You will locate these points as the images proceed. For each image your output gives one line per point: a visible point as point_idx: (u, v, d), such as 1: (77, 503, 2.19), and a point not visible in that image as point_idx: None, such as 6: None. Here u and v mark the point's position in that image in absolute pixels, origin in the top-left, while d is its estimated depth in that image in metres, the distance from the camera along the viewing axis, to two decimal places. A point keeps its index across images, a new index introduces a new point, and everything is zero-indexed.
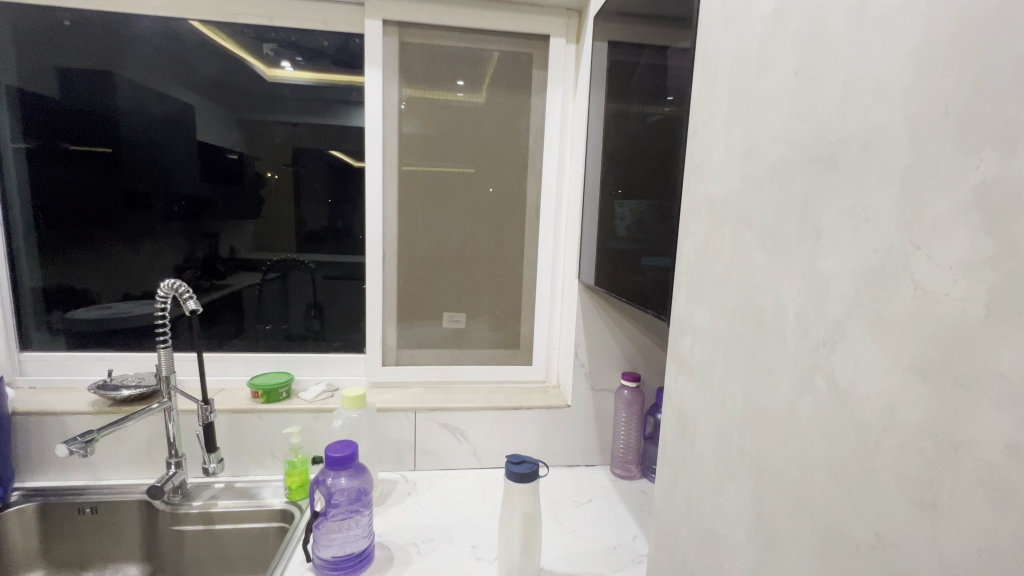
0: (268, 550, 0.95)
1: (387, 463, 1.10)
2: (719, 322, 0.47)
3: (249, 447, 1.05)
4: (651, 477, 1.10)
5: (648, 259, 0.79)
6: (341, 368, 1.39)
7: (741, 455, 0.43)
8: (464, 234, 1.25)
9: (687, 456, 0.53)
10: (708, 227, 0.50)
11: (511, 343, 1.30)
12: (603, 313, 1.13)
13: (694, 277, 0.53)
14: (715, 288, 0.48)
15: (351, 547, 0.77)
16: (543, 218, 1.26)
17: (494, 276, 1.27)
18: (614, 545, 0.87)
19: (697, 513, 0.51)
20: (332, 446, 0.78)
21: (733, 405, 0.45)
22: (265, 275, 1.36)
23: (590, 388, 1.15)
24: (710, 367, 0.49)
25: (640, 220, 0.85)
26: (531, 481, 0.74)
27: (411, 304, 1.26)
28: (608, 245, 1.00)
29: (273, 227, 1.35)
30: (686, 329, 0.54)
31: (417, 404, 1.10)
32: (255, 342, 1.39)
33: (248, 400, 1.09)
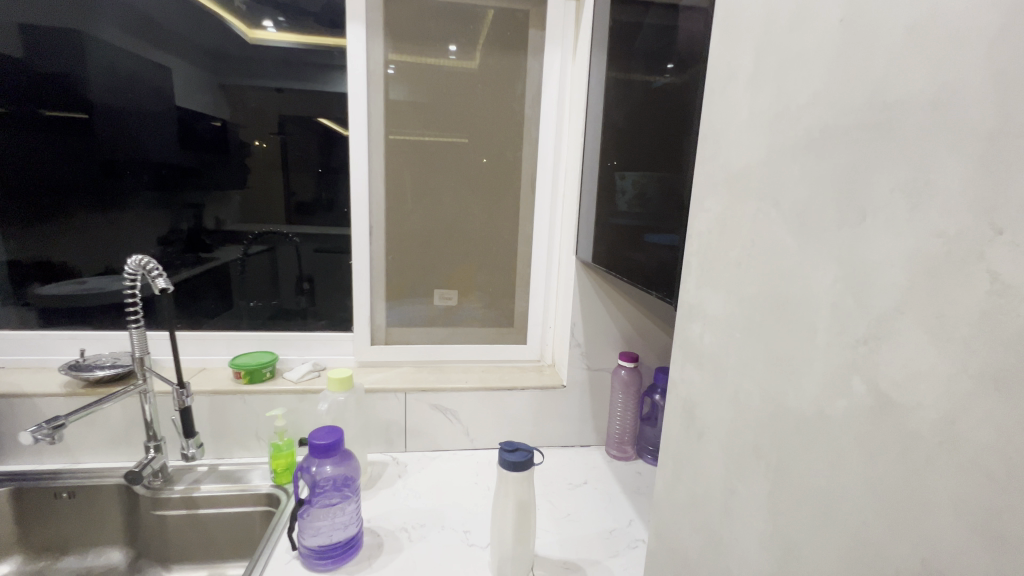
0: (254, 534, 0.92)
1: (376, 444, 1.07)
2: (735, 310, 0.43)
3: (233, 429, 1.01)
4: (647, 458, 1.08)
5: (651, 237, 0.74)
6: (328, 346, 1.35)
7: (757, 455, 0.40)
8: (455, 207, 1.18)
9: (693, 451, 0.50)
10: (725, 204, 0.45)
11: (504, 321, 1.26)
12: (601, 292, 1.08)
13: (706, 259, 0.49)
14: (731, 271, 0.44)
15: (339, 535, 0.74)
16: (539, 191, 1.20)
17: (487, 252, 1.22)
18: (610, 529, 0.85)
19: (703, 512, 0.48)
20: (315, 433, 0.74)
21: (750, 402, 0.41)
22: (248, 249, 1.29)
23: (586, 368, 1.11)
24: (723, 358, 0.45)
25: (644, 195, 0.80)
26: (525, 470, 0.70)
27: (401, 281, 1.20)
28: (608, 221, 0.95)
29: (260, 199, 1.27)
30: (696, 316, 0.50)
31: (408, 385, 1.06)
32: (239, 319, 1.33)
33: (230, 380, 1.05)
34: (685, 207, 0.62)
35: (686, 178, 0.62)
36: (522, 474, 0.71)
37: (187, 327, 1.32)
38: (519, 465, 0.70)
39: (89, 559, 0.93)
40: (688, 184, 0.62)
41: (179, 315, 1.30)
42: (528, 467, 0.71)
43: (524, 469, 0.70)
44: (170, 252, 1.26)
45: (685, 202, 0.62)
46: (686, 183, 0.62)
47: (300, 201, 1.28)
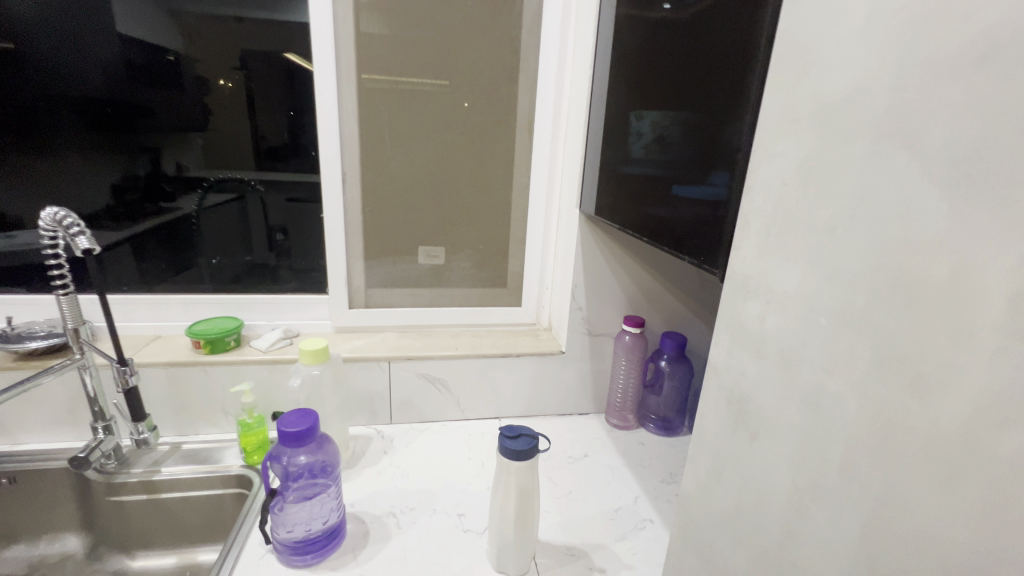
0: (226, 518, 0.84)
1: (359, 417, 0.98)
2: (824, 290, 0.33)
3: (197, 403, 0.91)
4: (649, 426, 1.02)
5: (680, 191, 0.63)
6: (300, 309, 1.20)
7: (847, 476, 0.31)
8: (442, 153, 1.04)
9: (743, 453, 0.42)
10: (812, 148, 0.34)
11: (496, 281, 1.15)
12: (606, 251, 0.98)
13: (774, 221, 0.38)
14: (818, 240, 0.34)
15: (317, 525, 0.67)
16: (538, 135, 1.05)
17: (479, 204, 1.09)
18: (614, 508, 0.79)
19: (755, 525, 0.40)
20: (286, 418, 0.64)
21: (840, 410, 0.32)
22: (204, 199, 1.12)
23: (587, 334, 1.02)
24: (797, 349, 0.36)
25: (670, 140, 0.67)
26: (529, 458, 0.62)
27: (381, 237, 1.07)
28: (620, 171, 0.82)
29: (224, 143, 1.10)
30: (755, 291, 0.40)
31: (392, 353, 0.96)
32: (199, 280, 1.18)
33: (189, 350, 0.93)
34: (738, 156, 0.50)
35: (742, 118, 0.50)
36: (525, 462, 0.62)
37: (141, 289, 1.16)
38: (523, 454, 0.62)
39: (41, 547, 0.83)
40: (744, 128, 0.50)
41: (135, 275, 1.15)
42: (532, 455, 0.63)
43: (528, 458, 0.62)
44: (128, 201, 1.09)
45: (739, 150, 0.50)
46: (742, 125, 0.50)
47: (263, 145, 1.11)
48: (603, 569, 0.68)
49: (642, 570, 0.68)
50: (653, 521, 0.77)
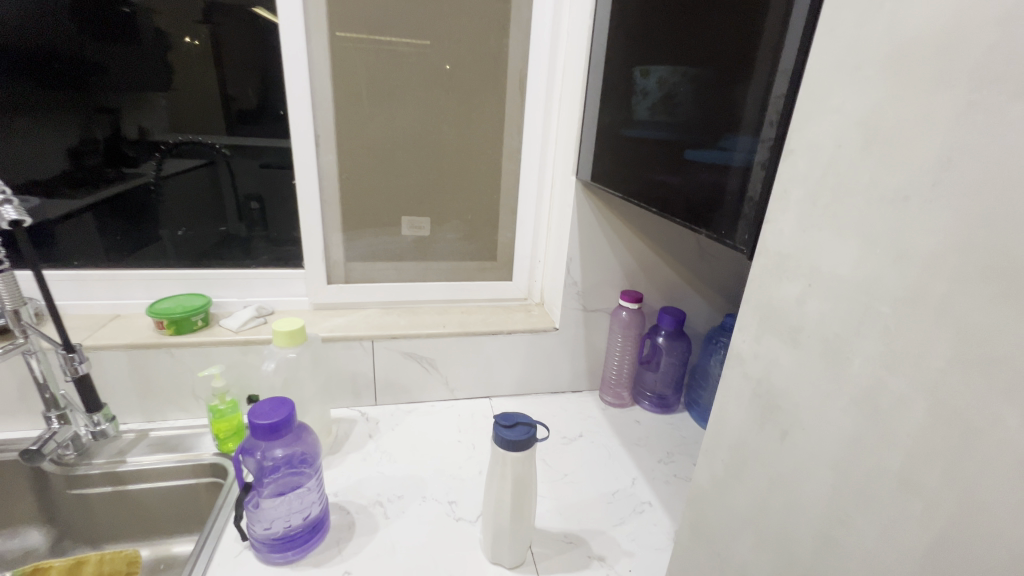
0: (201, 508, 0.79)
1: (341, 399, 0.92)
2: (889, 273, 0.28)
3: (163, 387, 0.84)
4: (645, 403, 0.99)
5: (695, 156, 0.56)
6: (275, 285, 1.10)
7: (909, 489, 0.27)
8: (426, 114, 0.95)
9: (772, 452, 0.37)
10: (883, 102, 0.28)
11: (485, 254, 1.09)
12: (603, 221, 0.92)
13: (822, 190, 0.32)
14: (883, 214, 0.28)
15: (297, 519, 0.62)
16: (530, 95, 0.97)
17: (468, 171, 1.01)
18: (611, 491, 0.77)
19: (782, 529, 0.36)
20: (258, 409, 0.59)
21: (903, 414, 0.27)
22: (167, 166, 1.00)
23: (582, 309, 0.98)
24: (847, 340, 0.31)
25: (682, 98, 0.60)
26: (527, 448, 0.58)
27: (359, 207, 0.99)
28: (622, 134, 0.75)
29: (188, 103, 0.96)
30: (793, 272, 0.35)
31: (375, 331, 0.90)
32: (160, 256, 1.07)
33: (152, 331, 0.85)
34: (768, 111, 0.43)
35: (772, 65, 0.43)
36: (522, 453, 0.58)
37: (103, 263, 1.05)
38: (519, 445, 0.57)
39: None
40: (775, 78, 0.42)
41: (98, 248, 1.03)
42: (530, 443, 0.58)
43: (525, 448, 0.58)
44: (88, 167, 0.97)
45: (768, 104, 0.43)
46: (770, 74, 0.43)
47: (231, 108, 0.98)
48: (602, 557, 0.65)
49: (642, 557, 0.65)
50: (652, 504, 0.74)
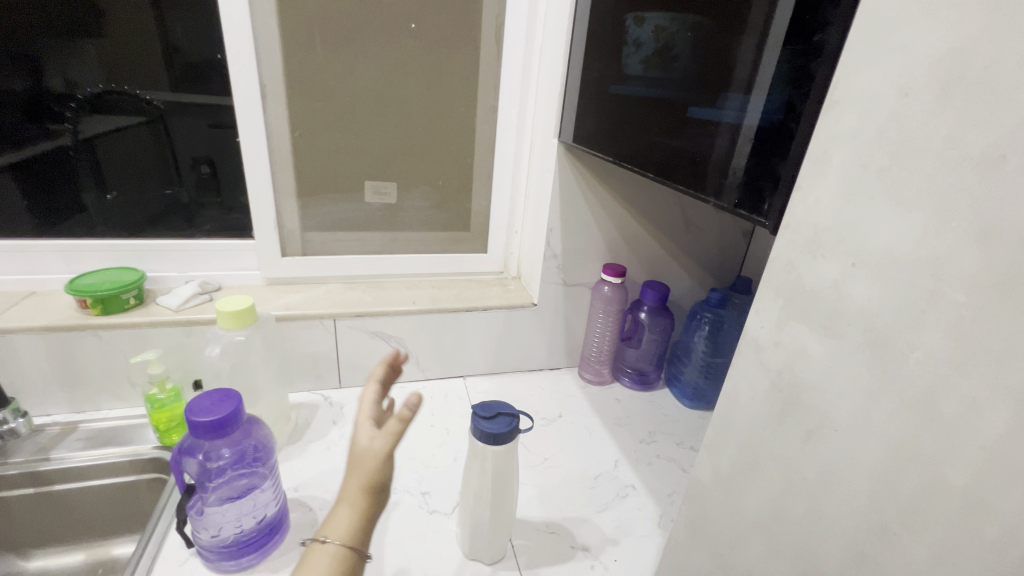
0: (144, 505, 0.72)
1: (300, 383, 0.85)
2: (966, 253, 0.23)
3: (91, 373, 0.74)
4: (625, 380, 0.96)
5: (703, 112, 0.47)
6: (218, 257, 0.93)
7: (977, 510, 0.23)
8: (390, 65, 0.84)
9: (793, 453, 0.33)
10: (973, 35, 0.22)
11: (456, 224, 1.01)
12: (585, 188, 0.85)
13: (876, 150, 0.27)
14: (968, 179, 0.23)
15: (251, 522, 0.55)
16: (508, 48, 0.87)
17: (438, 131, 0.92)
18: (594, 474, 0.73)
19: (802, 537, 0.33)
20: (197, 405, 0.50)
21: (973, 424, 0.23)
22: (98, 121, 0.81)
23: (561, 283, 0.92)
24: (900, 332, 0.26)
25: (684, 47, 0.52)
26: (507, 442, 0.53)
27: (316, 170, 0.89)
28: (612, 91, 0.68)
29: (120, 46, 0.77)
30: (831, 249, 0.30)
31: (337, 309, 0.82)
32: (89, 229, 0.88)
33: (74, 310, 0.74)
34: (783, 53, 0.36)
35: None
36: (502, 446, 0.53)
37: (28, 231, 0.85)
38: (499, 438, 0.52)
39: None
40: (787, 13, 0.36)
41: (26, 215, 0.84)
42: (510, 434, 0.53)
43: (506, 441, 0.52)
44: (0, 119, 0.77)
45: (785, 45, 0.36)
46: (805, 4, 0.34)
47: (174, 60, 0.80)
48: (587, 547, 0.62)
49: (627, 545, 0.62)
50: (636, 487, 0.71)
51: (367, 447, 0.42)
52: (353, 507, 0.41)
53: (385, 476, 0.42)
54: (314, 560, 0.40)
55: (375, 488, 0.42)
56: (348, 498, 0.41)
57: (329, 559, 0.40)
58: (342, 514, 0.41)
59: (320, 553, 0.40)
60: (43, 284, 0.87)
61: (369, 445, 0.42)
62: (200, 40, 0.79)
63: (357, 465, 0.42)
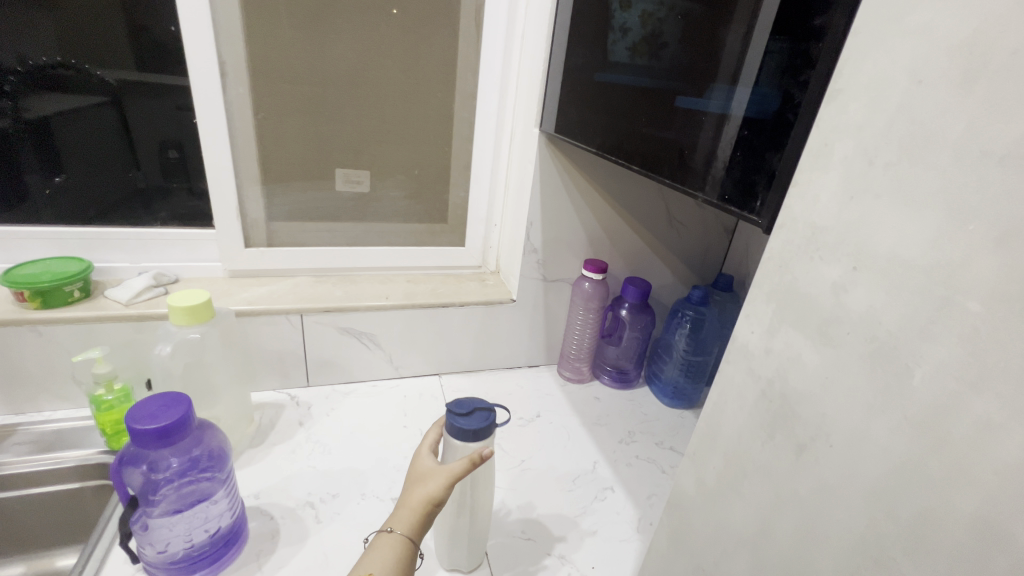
0: (90, 514, 0.67)
1: (264, 381, 0.80)
2: (982, 258, 0.21)
3: (31, 371, 0.69)
4: (604, 378, 0.94)
5: (691, 102, 0.44)
6: (176, 247, 0.87)
7: (988, 540, 0.21)
8: (363, 46, 0.79)
9: (783, 468, 0.31)
10: (1002, 15, 0.20)
11: (433, 216, 0.97)
12: (566, 181, 0.82)
13: (885, 144, 0.24)
14: (989, 176, 0.20)
15: (201, 535, 0.50)
16: (488, 32, 0.83)
17: (414, 118, 0.87)
18: (572, 476, 0.71)
19: (791, 557, 0.31)
20: (140, 412, 0.46)
21: (986, 446, 0.21)
22: (38, 99, 0.74)
23: (541, 279, 0.89)
24: (905, 343, 0.24)
25: (672, 33, 0.49)
26: (486, 438, 0.50)
27: (283, 156, 0.84)
28: (597, 79, 0.65)
29: (62, 15, 0.70)
30: (831, 251, 0.27)
31: (304, 303, 0.78)
32: (31, 217, 0.81)
33: (11, 303, 0.68)
34: (776, 40, 0.33)
35: None
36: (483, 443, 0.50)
37: None
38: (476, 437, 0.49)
39: None
40: None
41: None
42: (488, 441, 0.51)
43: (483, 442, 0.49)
44: None
45: (777, 32, 0.33)
46: None
47: (121, 33, 0.72)
48: (564, 553, 0.59)
49: (606, 550, 0.61)
50: (615, 489, 0.70)
51: (428, 467, 0.47)
52: (413, 508, 0.45)
53: (444, 495, 0.45)
54: (378, 548, 0.43)
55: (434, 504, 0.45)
56: (409, 501, 0.45)
57: (389, 549, 0.43)
58: (403, 513, 0.45)
59: (385, 541, 0.43)
60: None
61: (432, 467, 0.47)
62: (153, 12, 0.72)
63: (419, 480, 0.47)
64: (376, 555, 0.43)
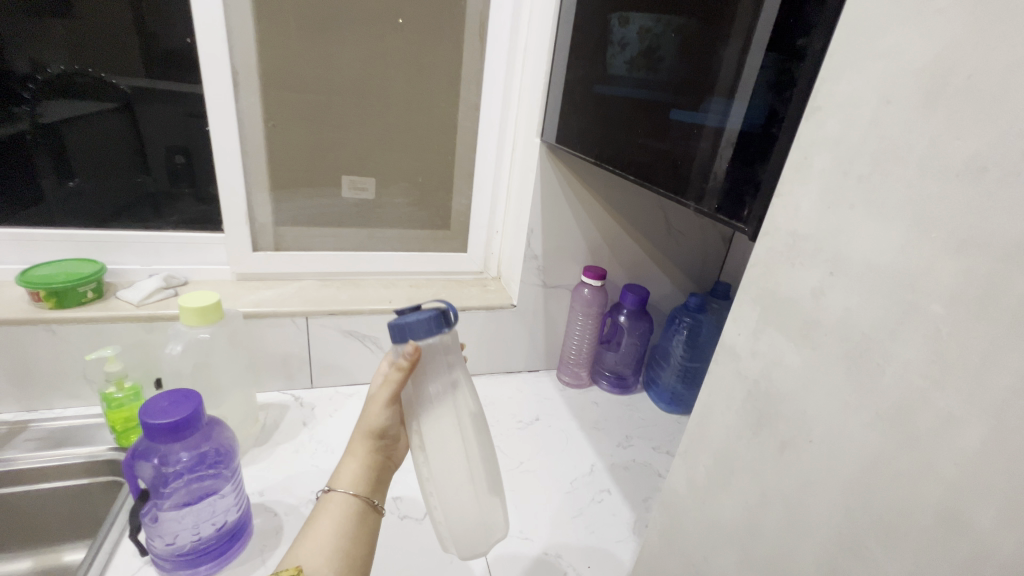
0: (98, 510, 0.68)
1: (270, 383, 0.82)
2: (944, 264, 0.22)
3: (43, 369, 0.70)
4: (603, 383, 0.96)
5: (687, 115, 0.46)
6: (185, 251, 0.89)
7: (951, 526, 0.22)
8: (370, 57, 0.82)
9: (768, 464, 0.32)
10: (958, 43, 0.22)
11: (436, 222, 0.99)
12: (566, 189, 0.84)
13: (858, 158, 0.26)
14: (951, 190, 0.22)
15: (208, 529, 0.51)
16: (492, 44, 0.86)
17: (419, 127, 0.90)
18: (569, 478, 0.72)
19: (777, 551, 0.32)
20: (153, 405, 0.48)
21: (949, 438, 0.22)
22: (55, 105, 0.76)
23: (541, 284, 0.91)
24: (876, 343, 0.26)
25: (669, 48, 0.52)
26: (420, 333, 0.44)
27: (291, 163, 0.86)
28: (595, 91, 0.67)
29: (81, 25, 0.72)
30: (810, 256, 0.29)
31: (309, 306, 0.79)
32: (46, 219, 0.83)
33: (27, 303, 0.70)
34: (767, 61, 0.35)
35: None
36: (425, 338, 0.44)
37: None
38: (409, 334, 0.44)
39: None
40: (771, 14, 0.35)
41: None
42: (448, 355, 0.47)
43: (438, 358, 0.46)
44: None
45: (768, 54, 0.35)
46: (788, 8, 0.33)
47: (136, 43, 0.75)
48: (560, 553, 0.61)
49: (602, 550, 0.62)
50: (611, 492, 0.71)
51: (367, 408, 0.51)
52: (354, 457, 0.50)
53: (379, 425, 0.49)
54: (326, 504, 0.48)
55: (374, 436, 0.50)
56: (353, 450, 0.50)
57: (334, 501, 0.47)
58: (348, 466, 0.50)
59: (328, 498, 0.48)
60: None
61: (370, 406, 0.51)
62: (168, 23, 0.75)
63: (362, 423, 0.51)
64: (323, 511, 0.47)
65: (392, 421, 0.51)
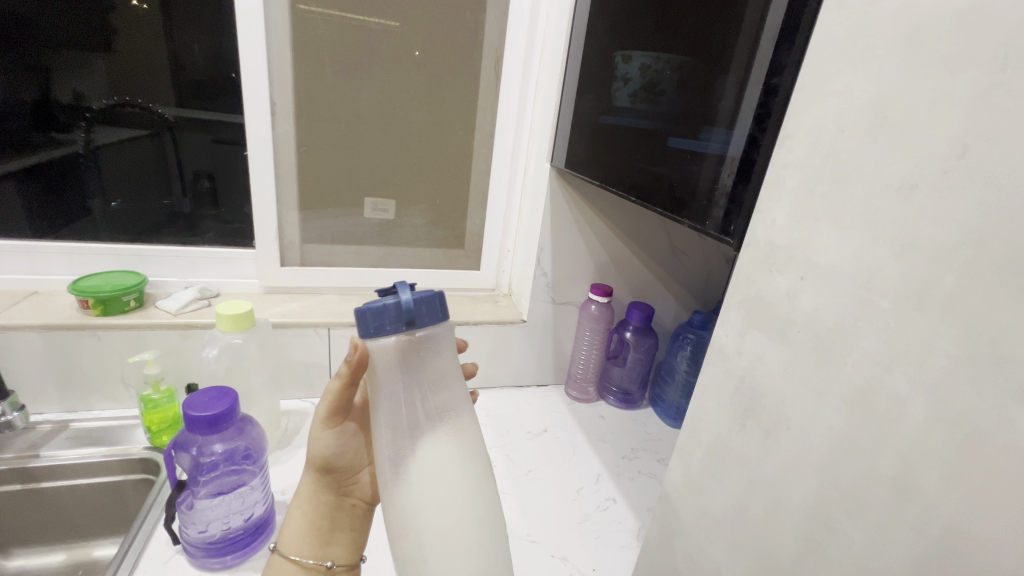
0: (130, 506, 0.72)
1: (292, 390, 0.87)
2: (890, 266, 0.27)
3: (87, 372, 0.76)
4: (609, 399, 0.98)
5: (683, 143, 0.52)
6: (217, 266, 0.95)
7: (904, 493, 0.26)
8: (394, 90, 0.89)
9: (754, 453, 0.36)
10: (893, 84, 0.26)
11: (452, 241, 1.05)
12: (575, 211, 0.90)
13: (820, 179, 0.31)
14: (892, 205, 0.26)
15: (237, 520, 0.56)
16: (507, 78, 0.93)
17: (437, 153, 0.96)
18: (576, 486, 0.75)
19: (762, 532, 0.35)
20: (196, 399, 0.53)
21: (900, 415, 0.26)
22: (106, 132, 0.84)
23: (550, 301, 0.96)
24: (840, 336, 0.29)
25: (669, 83, 0.57)
26: (378, 324, 0.44)
27: (319, 186, 0.93)
28: (602, 121, 0.72)
29: (134, 62, 0.81)
30: (785, 264, 0.33)
31: (332, 318, 0.84)
32: (93, 235, 0.90)
33: (77, 311, 0.76)
34: (750, 98, 0.40)
35: (772, 41, 0.38)
36: (384, 328, 0.44)
37: (33, 234, 0.87)
38: (366, 334, 0.45)
39: None
40: (755, 58, 0.40)
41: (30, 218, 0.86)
42: (407, 383, 0.46)
43: (391, 380, 0.46)
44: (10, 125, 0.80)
45: (750, 91, 0.40)
46: (767, 52, 0.38)
47: (186, 78, 0.83)
48: (565, 557, 0.63)
49: (606, 555, 0.64)
50: (616, 500, 0.73)
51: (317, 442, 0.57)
52: (300, 500, 0.56)
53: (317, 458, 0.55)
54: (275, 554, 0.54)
55: (320, 469, 0.56)
56: (301, 494, 0.57)
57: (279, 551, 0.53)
58: (296, 511, 0.56)
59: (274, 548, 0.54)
60: (46, 284, 0.89)
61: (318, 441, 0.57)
62: (215, 60, 0.83)
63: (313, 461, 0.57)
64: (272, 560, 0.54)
65: (332, 455, 0.56)
